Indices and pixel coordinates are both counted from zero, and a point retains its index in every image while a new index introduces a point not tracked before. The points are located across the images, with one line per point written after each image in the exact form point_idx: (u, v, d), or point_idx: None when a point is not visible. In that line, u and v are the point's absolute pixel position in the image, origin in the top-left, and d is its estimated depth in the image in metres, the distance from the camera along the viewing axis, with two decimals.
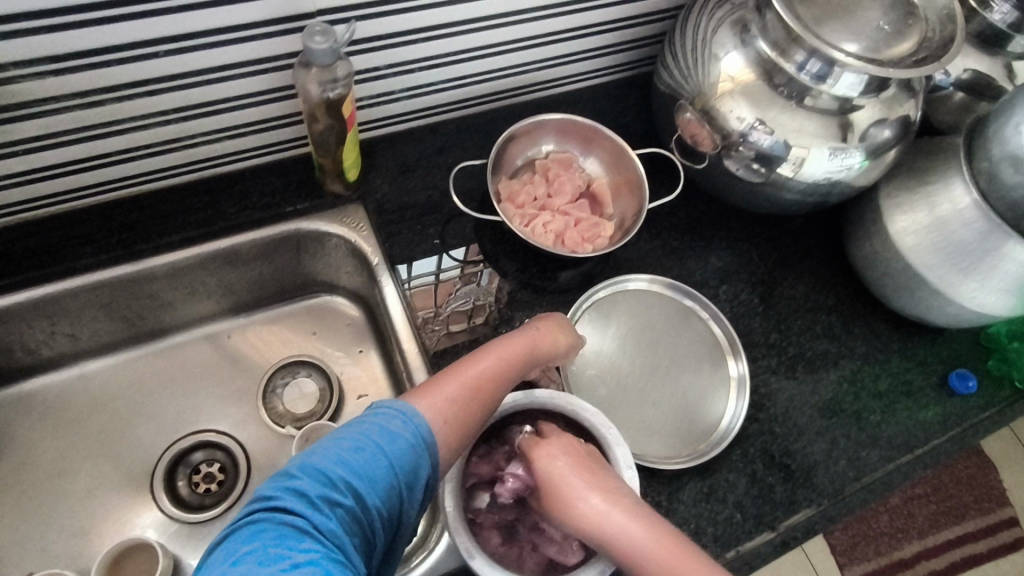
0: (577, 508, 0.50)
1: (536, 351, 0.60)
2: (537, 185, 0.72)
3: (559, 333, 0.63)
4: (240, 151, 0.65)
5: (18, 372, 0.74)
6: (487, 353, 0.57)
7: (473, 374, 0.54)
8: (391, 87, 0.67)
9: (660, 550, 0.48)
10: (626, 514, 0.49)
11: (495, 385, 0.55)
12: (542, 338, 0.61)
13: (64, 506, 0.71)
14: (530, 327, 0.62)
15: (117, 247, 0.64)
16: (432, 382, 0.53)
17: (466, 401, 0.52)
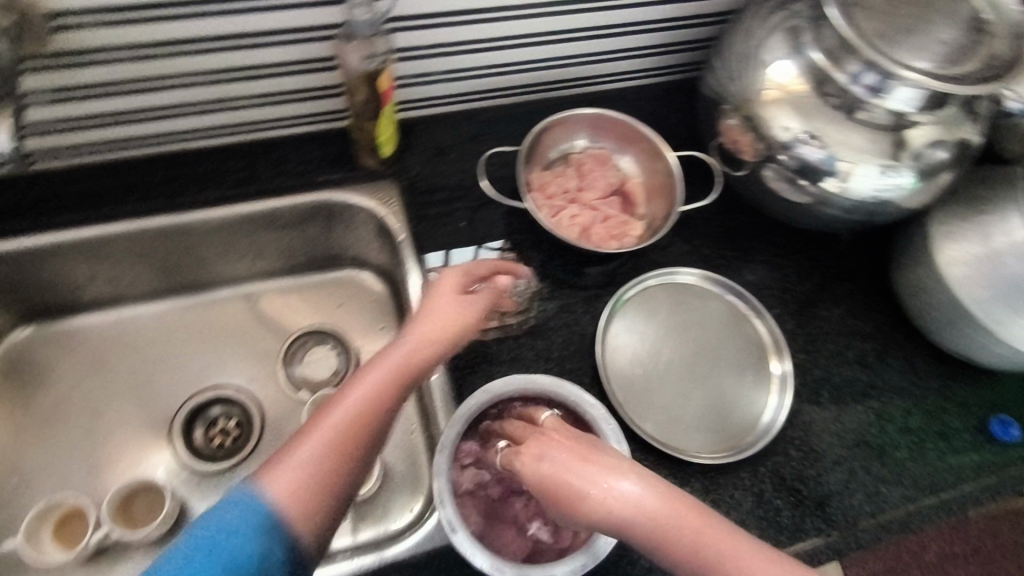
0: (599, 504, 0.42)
1: (449, 328, 0.55)
2: (569, 179, 0.72)
3: (455, 300, 0.57)
4: (282, 117, 0.67)
5: (61, 310, 0.78)
6: (391, 354, 0.51)
7: (370, 384, 0.48)
8: (433, 68, 0.68)
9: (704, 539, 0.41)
10: (654, 494, 0.42)
11: (402, 381, 0.50)
12: (434, 309, 0.56)
13: (87, 440, 0.75)
14: (421, 301, 0.57)
15: (157, 198, 0.66)
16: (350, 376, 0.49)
17: (365, 412, 0.47)
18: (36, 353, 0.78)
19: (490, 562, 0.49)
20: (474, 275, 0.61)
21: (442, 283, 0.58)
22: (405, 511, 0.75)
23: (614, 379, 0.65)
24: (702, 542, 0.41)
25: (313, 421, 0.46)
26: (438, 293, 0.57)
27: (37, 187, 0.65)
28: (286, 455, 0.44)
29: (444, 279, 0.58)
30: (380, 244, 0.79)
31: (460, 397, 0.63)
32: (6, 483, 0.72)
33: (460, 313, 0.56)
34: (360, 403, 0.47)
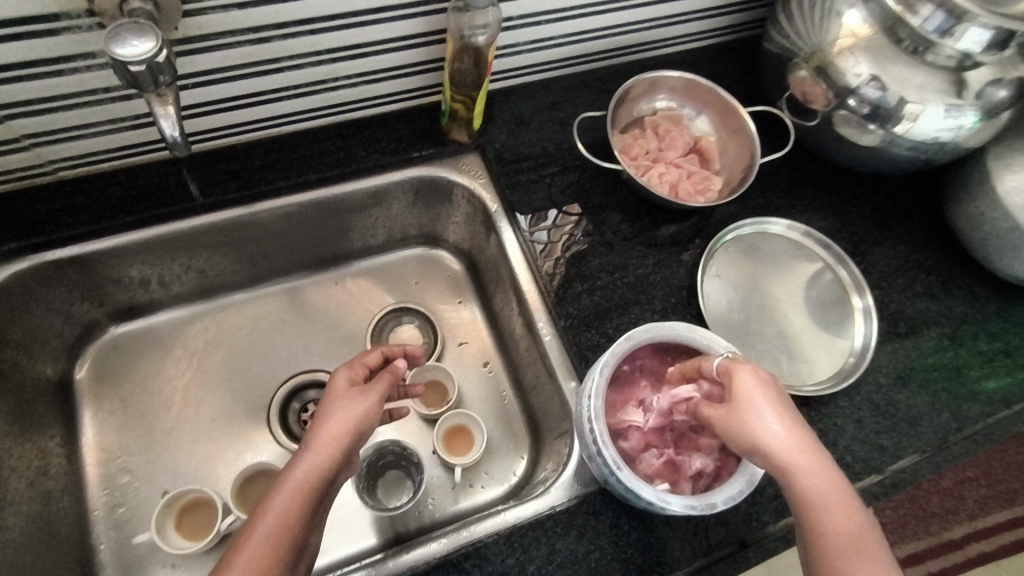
0: (746, 422, 0.50)
1: (343, 447, 0.54)
2: (649, 140, 0.74)
3: (347, 401, 0.57)
4: (374, 96, 0.69)
5: (146, 307, 0.78)
6: (297, 467, 0.51)
7: (277, 504, 0.49)
8: (518, 39, 0.70)
9: (818, 478, 0.47)
10: (799, 442, 0.48)
11: (306, 503, 0.50)
12: (334, 414, 0.56)
13: (192, 433, 0.75)
14: (323, 404, 0.58)
15: (258, 184, 0.68)
16: (249, 522, 0.48)
17: (281, 539, 0.47)
18: (126, 352, 0.78)
19: (655, 494, 0.53)
20: (362, 366, 0.63)
21: (338, 381, 0.60)
22: (511, 474, 0.77)
23: (715, 324, 0.69)
24: (813, 485, 0.47)
25: (262, 506, 0.48)
26: (331, 410, 0.56)
27: (140, 180, 0.66)
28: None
29: (337, 376, 0.61)
30: (460, 218, 0.80)
31: (578, 352, 0.66)
32: (119, 481, 0.72)
33: (360, 402, 0.57)
34: (272, 533, 0.47)
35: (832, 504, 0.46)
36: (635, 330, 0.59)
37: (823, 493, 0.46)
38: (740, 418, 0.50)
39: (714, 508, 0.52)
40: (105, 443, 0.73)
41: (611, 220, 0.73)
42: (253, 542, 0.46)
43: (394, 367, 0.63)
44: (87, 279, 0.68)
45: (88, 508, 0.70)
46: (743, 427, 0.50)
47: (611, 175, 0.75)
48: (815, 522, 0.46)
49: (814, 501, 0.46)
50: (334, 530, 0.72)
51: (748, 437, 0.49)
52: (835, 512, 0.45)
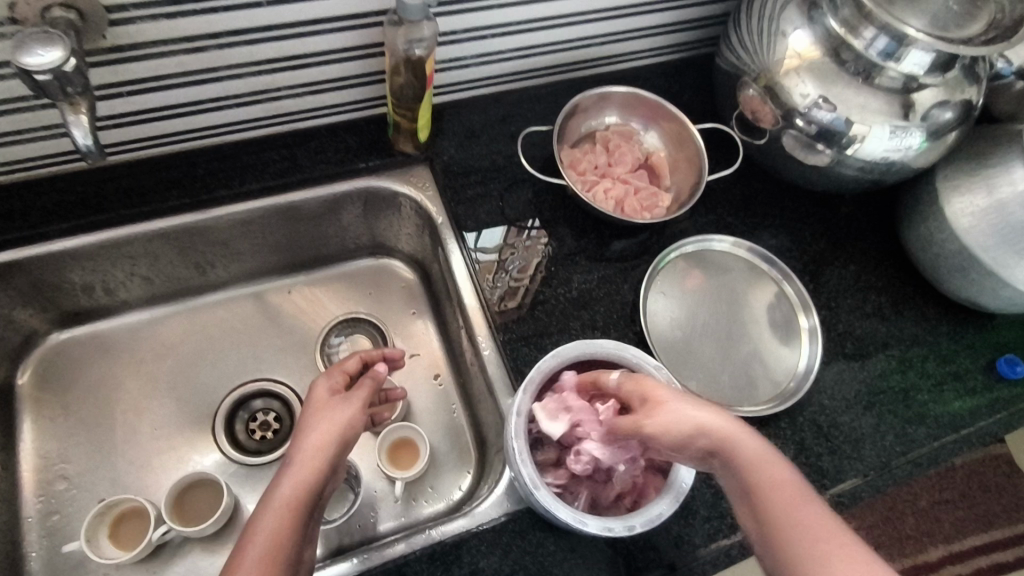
0: (665, 416, 0.49)
1: (327, 457, 0.54)
2: (598, 155, 0.74)
3: (328, 413, 0.57)
4: (319, 106, 0.70)
5: (93, 312, 0.78)
6: (286, 482, 0.51)
7: (270, 519, 0.47)
8: (466, 52, 0.70)
9: (758, 463, 0.44)
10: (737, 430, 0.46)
11: (299, 514, 0.49)
12: (316, 426, 0.56)
13: (132, 441, 0.75)
14: (302, 417, 0.58)
15: (200, 193, 0.68)
16: (240, 543, 0.46)
17: (276, 554, 0.45)
18: (71, 357, 0.77)
19: (573, 515, 0.53)
20: (339, 375, 0.63)
21: (318, 392, 0.60)
22: (454, 488, 0.76)
23: (657, 342, 0.69)
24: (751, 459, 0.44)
25: (252, 525, 0.47)
26: (314, 421, 0.56)
27: (80, 186, 0.67)
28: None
29: (317, 387, 0.61)
30: (411, 230, 0.80)
31: (515, 368, 0.65)
32: (56, 488, 0.71)
33: (342, 412, 0.58)
34: (269, 547, 0.45)
35: (776, 482, 0.43)
36: (563, 347, 0.59)
37: (766, 475, 0.43)
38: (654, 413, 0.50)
39: (632, 531, 0.52)
40: (45, 449, 0.73)
41: (557, 235, 0.72)
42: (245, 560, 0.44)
43: (373, 375, 0.63)
44: (27, 284, 0.68)
45: (23, 514, 0.69)
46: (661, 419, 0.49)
47: (559, 190, 0.74)
48: (759, 494, 0.42)
49: (756, 483, 0.43)
50: None
51: (670, 428, 0.48)
52: (782, 490, 0.42)
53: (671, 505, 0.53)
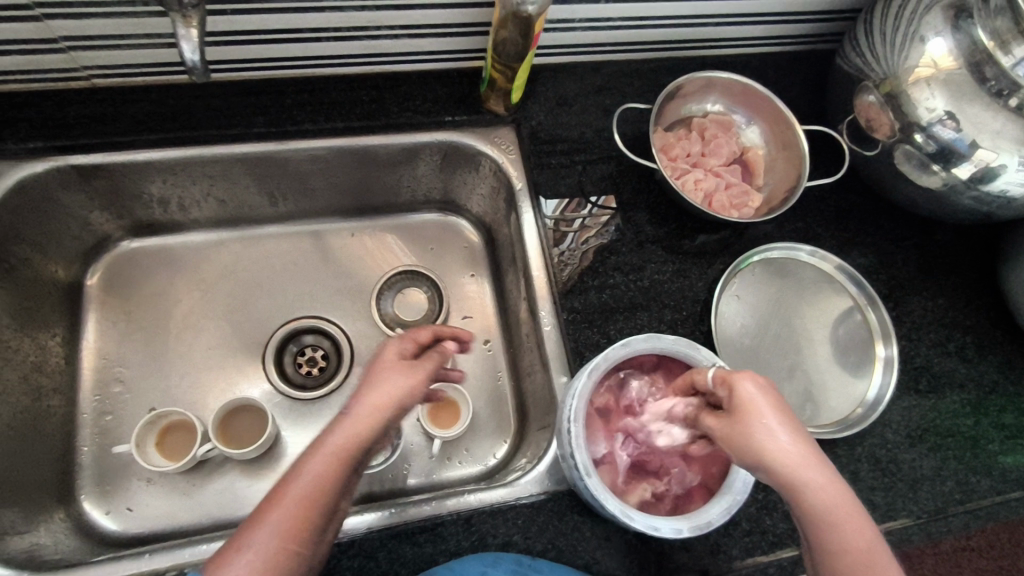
0: (774, 445, 0.43)
1: (381, 421, 0.50)
2: (693, 142, 0.70)
3: (394, 372, 0.53)
4: (414, 51, 0.68)
5: (163, 226, 0.79)
6: (337, 437, 0.48)
7: (314, 474, 0.46)
8: (574, 15, 0.66)
9: (854, 529, 0.41)
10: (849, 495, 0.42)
11: (340, 474, 0.47)
12: (378, 388, 0.51)
13: (186, 356, 0.76)
14: (370, 372, 0.53)
15: (284, 123, 0.68)
16: (280, 482, 0.45)
17: (306, 512, 0.44)
18: (138, 266, 0.79)
19: (620, 508, 0.51)
20: (412, 343, 0.57)
21: (392, 352, 0.55)
22: (490, 456, 0.76)
23: (723, 346, 0.66)
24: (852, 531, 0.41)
25: (299, 468, 0.46)
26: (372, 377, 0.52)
27: (170, 101, 0.67)
28: (240, 543, 0.42)
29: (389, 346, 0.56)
30: (486, 190, 0.78)
31: (575, 349, 0.64)
32: (112, 390, 0.74)
33: (409, 379, 0.53)
34: (303, 500, 0.44)
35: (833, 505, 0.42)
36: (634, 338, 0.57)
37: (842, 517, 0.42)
38: (750, 433, 0.44)
39: (680, 534, 0.51)
40: (104, 351, 0.75)
41: (635, 220, 0.70)
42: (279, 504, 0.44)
43: (444, 349, 0.59)
44: (107, 188, 0.69)
45: (78, 409, 0.72)
46: (753, 444, 0.44)
47: (646, 173, 0.71)
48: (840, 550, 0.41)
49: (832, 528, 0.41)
50: None
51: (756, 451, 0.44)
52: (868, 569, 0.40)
53: (718, 515, 0.52)
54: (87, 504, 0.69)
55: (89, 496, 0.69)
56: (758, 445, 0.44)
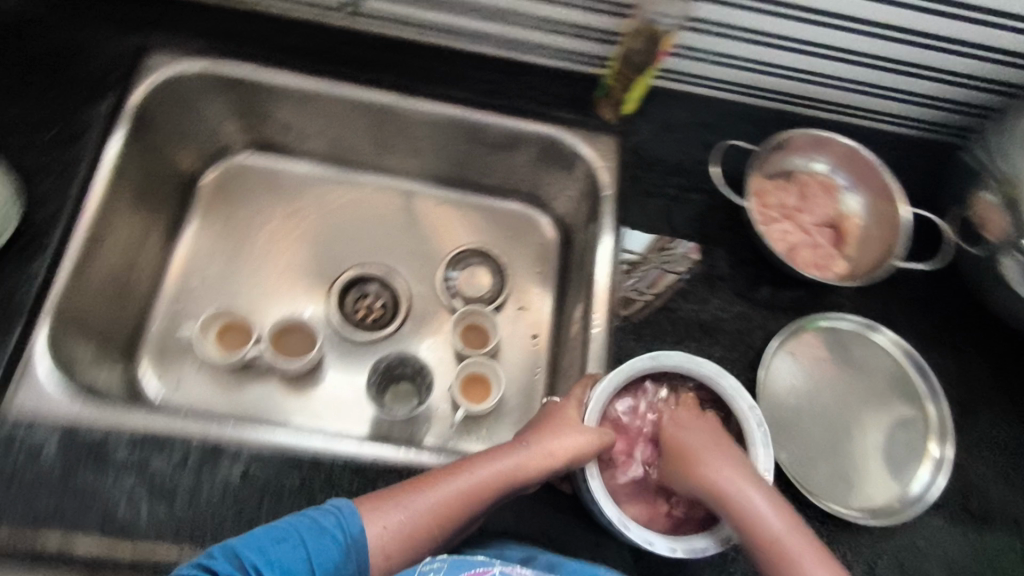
0: (705, 470, 0.54)
1: (529, 470, 0.54)
2: (790, 195, 0.70)
3: (575, 430, 0.56)
4: (544, 45, 0.72)
5: (278, 150, 0.86)
6: (480, 465, 0.54)
7: (454, 484, 0.53)
8: (705, 45, 0.67)
9: (791, 540, 0.51)
10: (773, 504, 0.52)
11: (478, 501, 0.53)
12: (548, 440, 0.55)
13: (264, 269, 0.83)
14: (556, 424, 0.57)
15: (409, 81, 0.73)
16: (425, 481, 0.53)
17: (437, 521, 0.52)
18: (246, 179, 0.86)
19: (619, 519, 0.53)
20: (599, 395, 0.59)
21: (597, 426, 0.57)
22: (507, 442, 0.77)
23: (765, 398, 0.65)
24: (771, 536, 0.51)
25: (444, 478, 0.53)
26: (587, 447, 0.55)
27: (318, 37, 0.74)
28: (387, 501, 0.51)
29: (570, 404, 0.59)
30: (574, 193, 0.80)
31: (616, 356, 0.64)
32: (194, 279, 0.81)
33: (577, 439, 0.55)
34: (434, 509, 0.52)
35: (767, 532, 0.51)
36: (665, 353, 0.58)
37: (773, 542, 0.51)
38: (693, 472, 0.54)
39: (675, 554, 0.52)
40: (199, 243, 0.83)
41: (712, 255, 0.70)
42: (412, 505, 0.51)
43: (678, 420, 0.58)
44: (243, 101, 0.76)
45: (161, 287, 0.79)
46: (695, 481, 0.54)
47: (734, 213, 0.71)
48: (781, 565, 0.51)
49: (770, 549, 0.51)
50: (332, 408, 0.78)
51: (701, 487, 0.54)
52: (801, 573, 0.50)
53: (712, 543, 0.53)
54: (144, 364, 0.76)
55: (147, 363, 0.76)
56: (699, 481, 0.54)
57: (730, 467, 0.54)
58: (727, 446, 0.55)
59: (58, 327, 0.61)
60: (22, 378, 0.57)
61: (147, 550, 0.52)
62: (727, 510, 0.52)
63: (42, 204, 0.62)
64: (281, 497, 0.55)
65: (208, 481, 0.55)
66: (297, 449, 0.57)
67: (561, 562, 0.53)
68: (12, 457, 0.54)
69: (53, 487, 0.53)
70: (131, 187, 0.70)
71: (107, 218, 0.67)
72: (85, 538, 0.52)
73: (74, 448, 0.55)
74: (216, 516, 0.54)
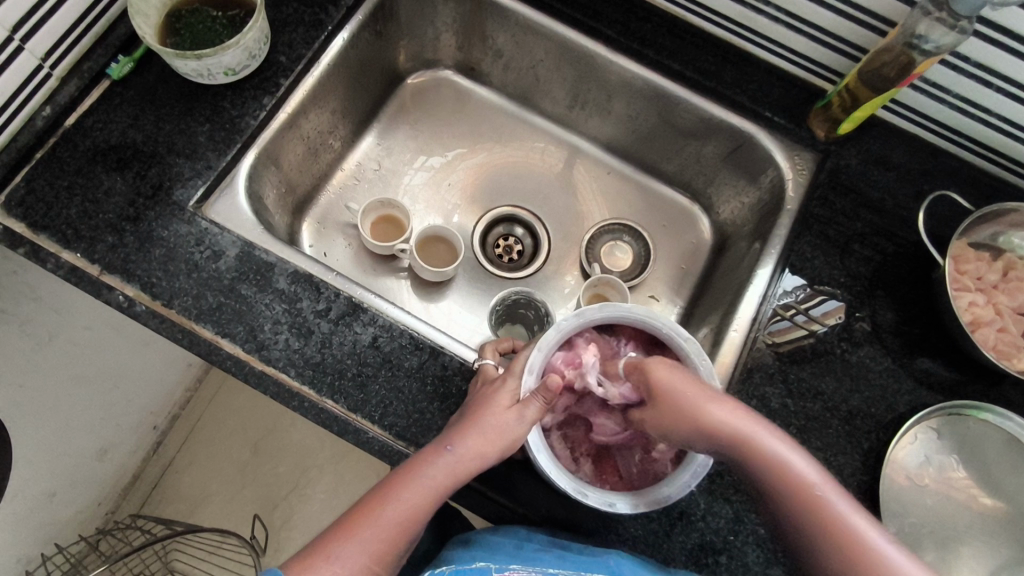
0: (716, 419, 0.46)
1: (461, 473, 0.51)
2: (992, 270, 0.63)
3: (500, 416, 0.52)
4: (778, 42, 0.69)
5: (480, 75, 0.89)
6: (407, 486, 0.50)
7: (387, 519, 0.49)
8: (956, 85, 0.62)
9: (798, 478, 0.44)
10: (807, 459, 0.45)
11: (428, 505, 0.50)
12: (471, 430, 0.51)
13: (433, 179, 0.88)
14: (479, 410, 0.52)
15: (631, 40, 0.74)
16: (372, 500, 0.50)
17: (399, 536, 0.49)
18: (442, 93, 0.90)
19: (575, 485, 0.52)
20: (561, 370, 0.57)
21: (528, 412, 0.52)
22: None
23: (887, 464, 0.60)
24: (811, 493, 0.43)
25: (387, 493, 0.50)
26: (502, 426, 0.51)
27: None
28: (321, 553, 0.47)
29: (500, 390, 0.53)
30: (749, 200, 0.78)
31: (746, 365, 0.63)
32: (370, 167, 0.87)
33: (503, 423, 0.52)
34: (394, 524, 0.49)
35: (775, 463, 0.44)
36: (588, 308, 0.55)
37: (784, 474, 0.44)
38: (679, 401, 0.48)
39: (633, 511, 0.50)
40: (384, 137, 0.88)
41: (882, 304, 0.65)
42: (362, 526, 0.48)
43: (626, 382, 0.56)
44: (471, 17, 0.80)
45: (341, 163, 0.85)
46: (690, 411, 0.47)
47: (922, 269, 0.66)
48: (801, 506, 0.43)
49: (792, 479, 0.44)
50: (452, 327, 0.81)
51: (696, 418, 0.47)
52: (820, 516, 0.42)
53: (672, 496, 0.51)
54: (306, 228, 0.82)
55: (310, 225, 0.82)
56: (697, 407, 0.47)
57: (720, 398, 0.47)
58: (720, 391, 0.49)
59: (260, 160, 0.67)
60: (224, 190, 0.64)
61: (276, 371, 0.58)
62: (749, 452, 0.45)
63: (285, 51, 0.68)
64: (398, 372, 0.59)
65: (343, 334, 0.59)
66: (423, 335, 0.60)
67: (571, 548, 0.54)
68: (197, 252, 0.60)
69: (219, 288, 0.59)
70: (352, 67, 0.76)
71: (327, 84, 0.73)
72: (230, 342, 0.58)
73: (247, 261, 0.60)
74: (340, 366, 0.58)
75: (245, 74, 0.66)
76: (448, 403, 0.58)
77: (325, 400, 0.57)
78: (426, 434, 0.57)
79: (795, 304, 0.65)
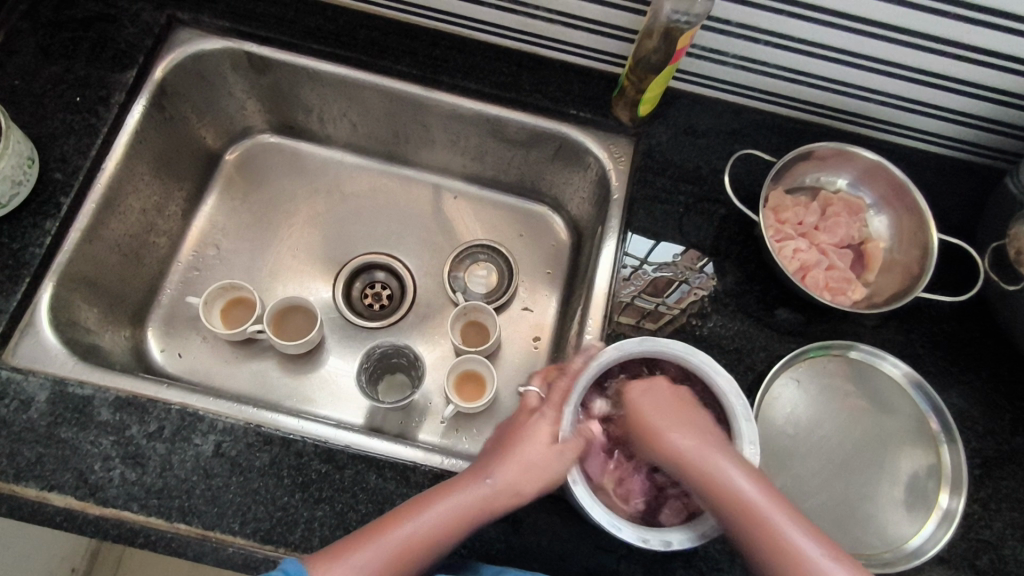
0: (679, 452, 0.48)
1: (493, 506, 0.51)
2: (810, 212, 0.65)
3: (539, 454, 0.52)
4: (564, 40, 0.70)
5: (302, 132, 0.86)
6: (438, 508, 0.50)
7: (412, 532, 0.49)
8: (729, 47, 0.63)
9: (759, 523, 0.45)
10: (772, 498, 0.46)
11: (456, 534, 0.50)
12: (515, 466, 0.51)
13: (274, 248, 0.84)
14: (517, 447, 0.52)
15: (426, 69, 0.73)
16: (401, 511, 0.50)
17: (421, 551, 0.49)
18: (267, 159, 0.87)
19: (610, 522, 0.49)
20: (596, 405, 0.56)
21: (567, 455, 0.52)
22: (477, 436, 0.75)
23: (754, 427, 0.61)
24: (756, 513, 0.46)
25: (420, 509, 0.50)
26: (540, 467, 0.51)
27: (340, 21, 0.73)
28: (344, 551, 0.48)
29: (542, 426, 0.53)
30: (587, 194, 0.78)
31: None
32: (208, 253, 0.83)
33: (545, 463, 0.51)
34: (419, 541, 0.49)
35: (734, 507, 0.46)
36: (627, 341, 0.54)
37: (747, 519, 0.46)
38: (655, 437, 0.50)
39: (670, 545, 0.49)
40: (217, 218, 0.84)
41: (722, 269, 0.66)
42: (387, 541, 0.49)
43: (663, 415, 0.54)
44: (268, 82, 0.78)
45: (175, 257, 0.81)
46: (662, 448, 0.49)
47: (750, 227, 0.67)
48: (759, 546, 0.45)
49: (752, 521, 0.46)
50: (329, 393, 0.78)
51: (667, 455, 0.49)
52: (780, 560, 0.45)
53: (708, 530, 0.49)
54: (151, 335, 0.77)
55: (155, 331, 0.78)
56: (664, 444, 0.49)
57: (689, 434, 0.49)
58: (699, 419, 0.50)
59: (62, 288, 0.63)
60: (26, 330, 0.60)
61: (116, 511, 0.54)
62: (714, 494, 0.47)
63: (61, 166, 0.64)
64: (249, 474, 0.55)
65: (182, 450, 0.56)
66: (270, 428, 0.57)
67: None
68: (2, 406, 0.56)
69: (35, 439, 0.55)
70: (149, 161, 0.72)
71: (122, 187, 0.69)
72: (59, 494, 0.54)
73: (61, 401, 0.56)
74: (186, 485, 0.55)
75: (17, 203, 0.62)
76: (308, 491, 0.55)
77: (176, 526, 0.54)
78: (292, 531, 0.54)
79: (644, 290, 0.65)
